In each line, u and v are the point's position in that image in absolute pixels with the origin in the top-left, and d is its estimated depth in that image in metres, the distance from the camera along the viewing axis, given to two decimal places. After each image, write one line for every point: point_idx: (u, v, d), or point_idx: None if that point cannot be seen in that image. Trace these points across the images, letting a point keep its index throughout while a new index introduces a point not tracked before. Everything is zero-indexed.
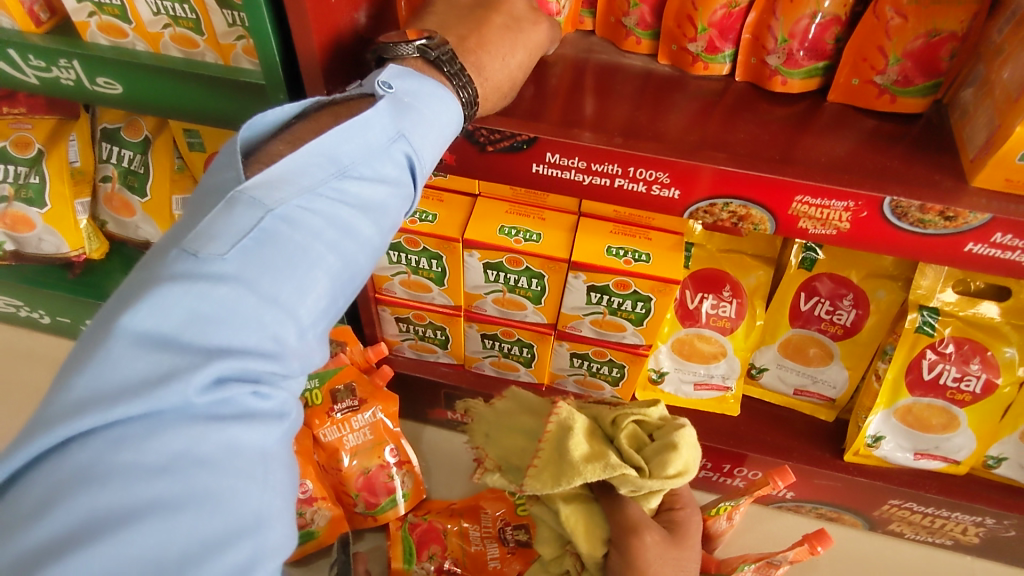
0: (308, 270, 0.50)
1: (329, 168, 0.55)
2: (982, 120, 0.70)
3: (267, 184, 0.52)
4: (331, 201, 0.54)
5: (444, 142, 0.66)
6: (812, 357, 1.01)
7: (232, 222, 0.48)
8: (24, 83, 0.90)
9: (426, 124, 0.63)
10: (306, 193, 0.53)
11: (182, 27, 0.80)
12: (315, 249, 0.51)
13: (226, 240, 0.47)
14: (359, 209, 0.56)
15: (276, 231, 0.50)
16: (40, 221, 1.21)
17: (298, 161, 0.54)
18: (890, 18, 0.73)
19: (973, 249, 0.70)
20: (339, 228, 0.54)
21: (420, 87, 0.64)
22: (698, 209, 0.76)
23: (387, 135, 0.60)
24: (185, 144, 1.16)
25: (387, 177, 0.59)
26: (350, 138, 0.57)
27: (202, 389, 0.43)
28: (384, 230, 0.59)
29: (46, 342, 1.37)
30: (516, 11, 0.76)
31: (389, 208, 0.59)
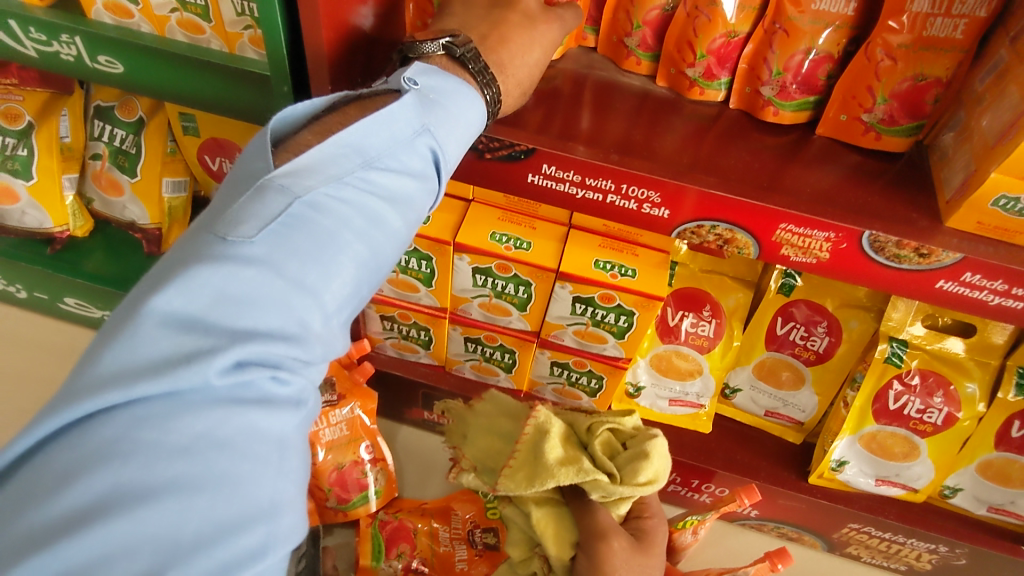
0: (335, 259, 0.51)
1: (358, 160, 0.57)
2: (959, 164, 0.73)
3: (296, 173, 0.53)
4: (360, 191, 0.56)
5: (467, 140, 0.68)
6: (784, 380, 1.04)
7: (263, 210, 0.50)
8: (22, 56, 0.90)
9: (450, 121, 0.65)
10: (334, 182, 0.54)
11: (190, 12, 0.80)
12: (343, 237, 0.52)
13: (257, 227, 0.49)
14: (388, 199, 0.58)
15: (305, 221, 0.51)
16: (25, 193, 1.20)
17: (327, 151, 0.55)
18: (880, 60, 0.76)
19: (944, 286, 0.73)
20: (368, 217, 0.55)
21: (450, 84, 0.67)
22: (686, 230, 0.78)
23: (413, 129, 0.62)
24: (179, 127, 1.15)
25: (416, 168, 0.61)
26: (378, 131, 0.59)
27: (224, 372, 0.43)
28: (412, 221, 0.60)
29: (20, 318, 1.34)
30: (533, 8, 0.76)
31: (416, 199, 0.61)
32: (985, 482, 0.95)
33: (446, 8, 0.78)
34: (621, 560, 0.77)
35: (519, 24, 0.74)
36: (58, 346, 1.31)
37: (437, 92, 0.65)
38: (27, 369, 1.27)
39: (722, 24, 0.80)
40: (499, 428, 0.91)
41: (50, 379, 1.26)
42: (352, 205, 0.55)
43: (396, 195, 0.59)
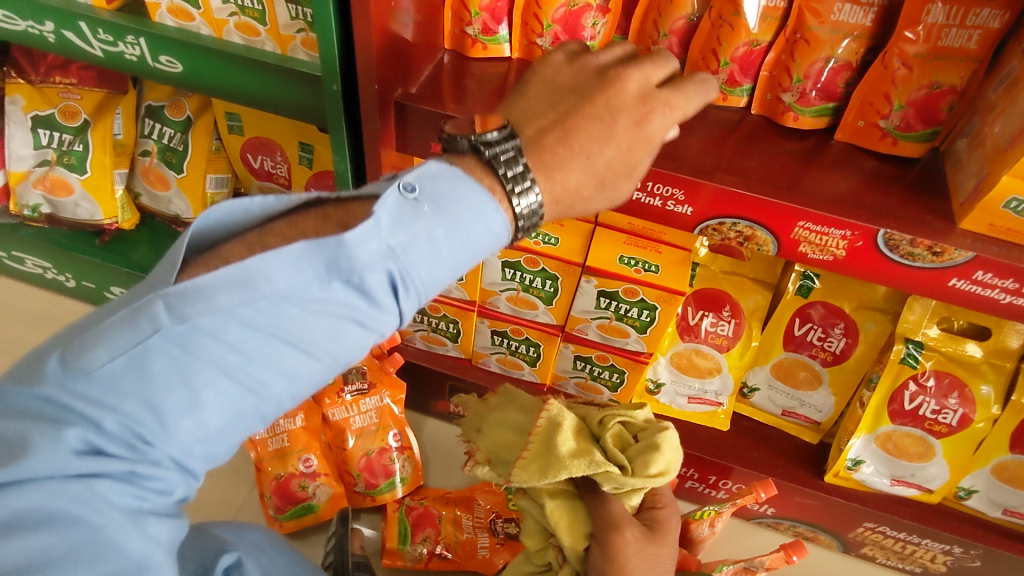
0: (197, 389, 0.48)
1: (273, 284, 0.50)
2: (972, 168, 0.76)
3: (190, 292, 0.48)
4: (255, 326, 0.50)
5: (453, 269, 0.57)
6: (801, 380, 1.06)
7: (127, 331, 0.47)
8: (89, 55, 0.97)
9: (437, 239, 0.55)
10: (223, 313, 0.48)
11: (247, 16, 0.87)
12: (213, 372, 0.49)
13: (112, 350, 0.47)
14: (295, 338, 0.51)
15: (166, 351, 0.48)
16: (79, 186, 1.27)
17: (238, 273, 0.49)
18: (896, 69, 0.80)
19: (957, 284, 0.76)
20: (259, 352, 0.50)
21: (447, 190, 0.56)
22: (708, 227, 0.82)
23: (367, 254, 0.52)
24: (225, 126, 1.23)
25: (351, 301, 0.53)
26: (311, 256, 0.51)
27: (69, 462, 0.45)
28: (332, 354, 0.53)
29: (67, 306, 1.41)
30: (618, 100, 0.61)
31: (345, 335, 0.53)
32: (1000, 484, 0.97)
33: (519, 86, 0.66)
34: (634, 553, 0.76)
35: (595, 122, 0.60)
36: None
37: (424, 206, 0.55)
38: None
39: (746, 33, 0.85)
40: (512, 420, 0.88)
41: None
42: (233, 343, 0.49)
43: (314, 336, 0.52)
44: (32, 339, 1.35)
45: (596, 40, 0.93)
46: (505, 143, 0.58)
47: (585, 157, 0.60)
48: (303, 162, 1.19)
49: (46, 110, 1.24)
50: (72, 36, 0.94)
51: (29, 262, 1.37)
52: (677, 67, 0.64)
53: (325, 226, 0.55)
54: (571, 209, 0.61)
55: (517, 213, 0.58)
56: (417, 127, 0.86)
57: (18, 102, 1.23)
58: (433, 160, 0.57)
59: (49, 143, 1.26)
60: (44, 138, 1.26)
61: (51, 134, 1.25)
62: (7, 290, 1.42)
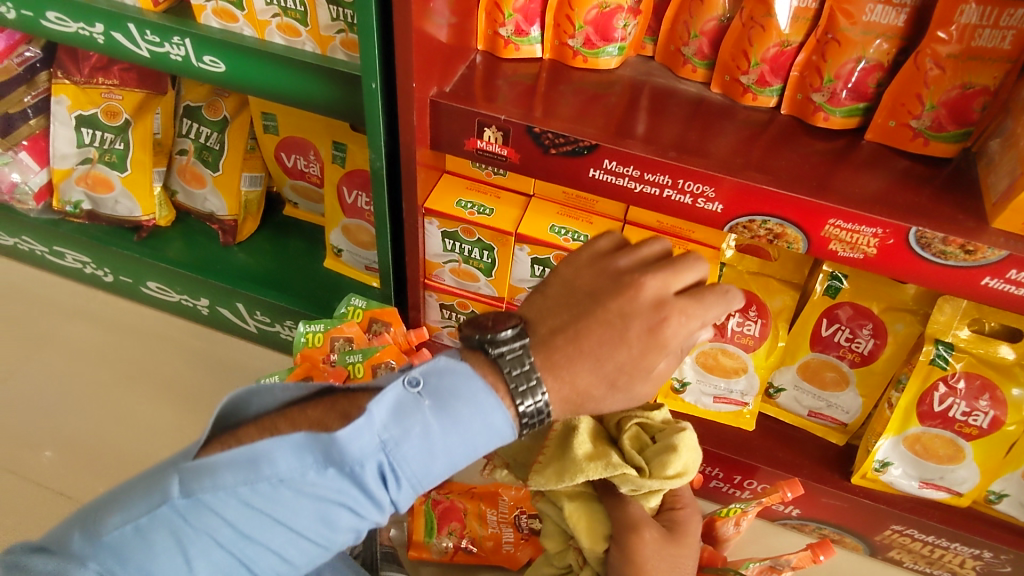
0: (194, 547, 0.55)
1: (274, 469, 0.55)
2: (1006, 168, 0.77)
3: (201, 467, 0.55)
4: (253, 505, 0.55)
5: (448, 462, 0.59)
6: (828, 381, 1.06)
7: (147, 494, 0.55)
8: (135, 56, 1.00)
9: (437, 435, 0.58)
10: (226, 490, 0.54)
11: (289, 17, 0.90)
12: (211, 539, 0.55)
13: (132, 511, 0.54)
14: (289, 520, 0.56)
15: (172, 514, 0.54)
16: (120, 184, 1.31)
17: (246, 454, 0.55)
18: (929, 69, 0.80)
19: (989, 283, 0.76)
20: (256, 522, 0.55)
21: (449, 386, 0.59)
22: (738, 224, 0.83)
23: (363, 447, 0.56)
24: (260, 126, 1.27)
25: (340, 487, 0.56)
26: (308, 450, 0.56)
27: None
28: (324, 533, 0.57)
29: (105, 300, 1.46)
30: (633, 305, 0.60)
31: (336, 518, 0.57)
32: None
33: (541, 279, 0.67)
34: (652, 552, 0.75)
35: (606, 327, 0.60)
36: (138, 327, 1.42)
37: (424, 401, 0.58)
38: (111, 348, 1.38)
39: (776, 34, 0.86)
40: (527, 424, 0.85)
41: (130, 357, 1.37)
42: (229, 519, 0.55)
43: (316, 513, 0.57)
44: (70, 332, 1.40)
45: (626, 41, 0.95)
46: (514, 344, 0.60)
47: (594, 359, 0.59)
48: (337, 161, 1.20)
49: (90, 109, 1.28)
50: (120, 37, 0.98)
51: (69, 257, 1.42)
52: (704, 272, 0.62)
53: (338, 417, 0.60)
54: (582, 407, 0.61)
55: (522, 413, 0.59)
56: (451, 125, 0.88)
57: (63, 102, 1.27)
58: (441, 355, 0.61)
59: (92, 142, 1.30)
60: (87, 136, 1.30)
61: (94, 133, 1.29)
62: (47, 285, 1.47)
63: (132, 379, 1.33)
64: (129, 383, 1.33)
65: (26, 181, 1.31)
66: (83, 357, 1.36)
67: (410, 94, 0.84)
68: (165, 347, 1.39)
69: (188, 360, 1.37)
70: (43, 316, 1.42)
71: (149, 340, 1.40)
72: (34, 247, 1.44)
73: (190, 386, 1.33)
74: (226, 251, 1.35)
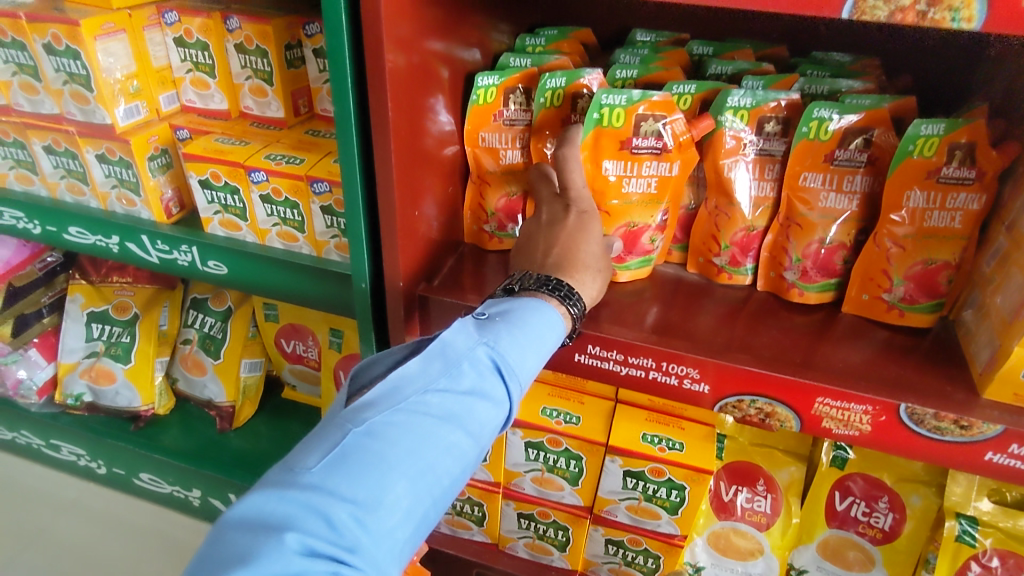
0: (388, 472, 0.58)
1: (410, 388, 0.65)
2: (984, 339, 0.78)
3: (360, 407, 0.63)
4: (415, 412, 0.63)
5: (529, 352, 0.71)
6: (852, 560, 0.98)
7: (324, 442, 0.59)
8: (144, 261, 1.06)
9: (514, 334, 0.71)
10: (386, 413, 0.62)
11: (288, 226, 0.96)
12: (395, 455, 0.59)
13: (318, 454, 0.58)
14: (443, 417, 0.64)
15: (359, 443, 0.59)
16: (122, 375, 1.33)
17: (388, 386, 0.65)
18: (889, 248, 0.84)
19: (993, 458, 0.74)
20: (374, 471, 0.57)
21: (512, 308, 0.74)
22: (727, 403, 0.82)
23: (475, 353, 0.69)
24: (262, 315, 1.32)
25: (483, 386, 0.68)
26: (431, 362, 0.67)
27: (299, 552, 0.51)
28: (432, 482, 0.61)
29: (97, 493, 1.42)
30: None
31: (437, 461, 0.61)
32: None
33: None
34: None
35: None
36: (127, 521, 1.37)
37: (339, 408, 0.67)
38: (96, 546, 1.32)
39: (741, 220, 0.91)
40: None
41: None
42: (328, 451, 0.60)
43: (452, 408, 0.65)
44: None
45: (653, 253, 0.95)
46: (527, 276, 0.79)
47: None
48: (333, 346, 1.23)
49: (101, 306, 1.34)
50: (132, 246, 1.05)
51: (65, 450, 1.41)
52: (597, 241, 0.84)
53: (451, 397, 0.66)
54: None
55: (571, 312, 0.77)
56: (439, 315, 0.91)
57: (77, 299, 1.34)
58: (507, 326, 0.71)
59: (99, 336, 1.34)
60: (96, 331, 1.35)
61: (103, 327, 1.34)
62: (40, 479, 1.45)
63: None
64: None
65: (31, 377, 1.33)
66: None
67: (398, 292, 0.88)
68: (152, 543, 1.33)
69: (173, 558, 1.30)
70: (30, 514, 1.38)
71: (135, 536, 1.34)
72: (30, 441, 1.43)
73: None
74: (222, 438, 1.34)
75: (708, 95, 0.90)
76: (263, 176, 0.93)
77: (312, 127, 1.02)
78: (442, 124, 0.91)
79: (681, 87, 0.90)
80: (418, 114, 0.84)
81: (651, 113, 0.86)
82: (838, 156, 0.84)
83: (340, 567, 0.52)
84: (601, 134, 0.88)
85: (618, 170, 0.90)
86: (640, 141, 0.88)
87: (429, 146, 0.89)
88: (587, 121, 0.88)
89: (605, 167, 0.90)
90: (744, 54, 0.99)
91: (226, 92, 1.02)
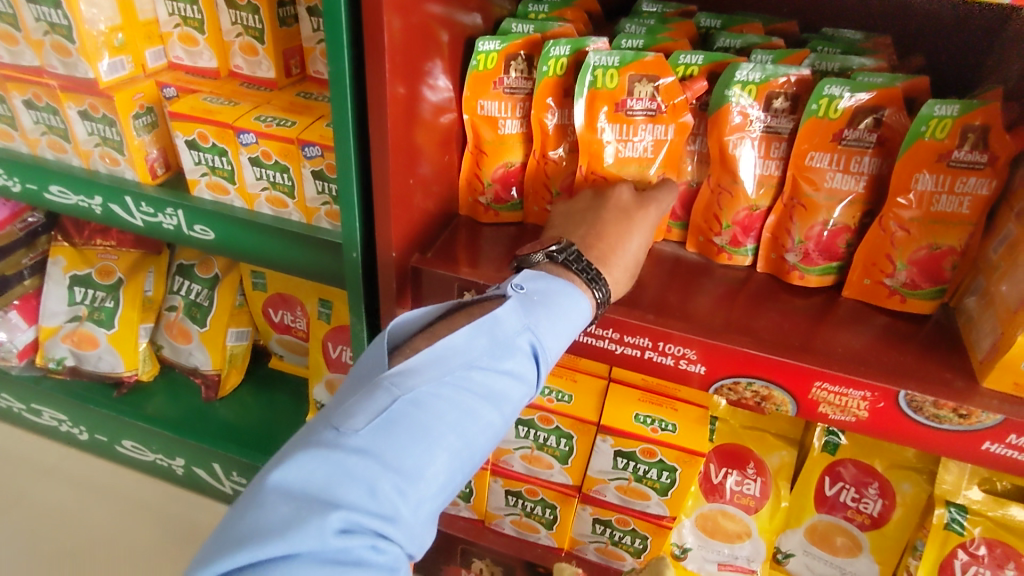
0: (430, 448, 0.57)
1: (455, 358, 0.63)
2: (986, 328, 0.76)
3: (405, 372, 0.61)
4: (458, 387, 0.62)
5: (565, 335, 0.71)
6: (840, 546, 0.98)
7: (369, 405, 0.58)
8: (129, 224, 1.03)
9: (554, 318, 0.70)
10: (432, 383, 0.61)
11: (278, 190, 0.93)
12: (438, 431, 0.59)
13: (363, 418, 0.57)
14: (483, 393, 0.64)
15: (402, 414, 0.58)
16: (105, 340, 1.30)
17: (436, 352, 0.63)
18: (894, 232, 0.82)
19: (990, 448, 0.73)
20: (418, 445, 0.57)
21: (549, 287, 0.72)
22: (723, 385, 0.81)
23: (516, 332, 0.68)
24: (249, 283, 1.29)
25: (521, 366, 0.67)
26: (479, 335, 0.65)
27: (340, 527, 0.51)
28: (469, 458, 0.61)
29: (79, 460, 1.40)
30: None
31: (474, 438, 0.61)
32: None
33: None
34: None
35: None
36: (110, 488, 1.35)
37: (381, 359, 0.66)
38: (76, 512, 1.31)
39: (744, 199, 0.89)
40: None
41: (95, 523, 1.29)
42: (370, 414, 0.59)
43: (493, 386, 0.65)
44: (34, 496, 1.33)
45: None
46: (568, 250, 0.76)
47: None
48: (322, 317, 1.20)
49: (84, 269, 1.31)
50: (116, 207, 1.02)
51: (46, 415, 1.38)
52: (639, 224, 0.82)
53: (492, 373, 0.65)
54: None
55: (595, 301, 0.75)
56: (432, 287, 0.88)
57: (59, 262, 1.31)
58: (551, 305, 0.70)
59: (82, 300, 1.31)
60: (79, 295, 1.31)
61: (86, 291, 1.31)
62: (20, 443, 1.43)
63: (95, 549, 1.25)
64: (91, 553, 1.25)
65: (11, 340, 1.30)
66: (47, 524, 1.28)
67: (390, 262, 0.86)
68: (134, 511, 1.31)
69: (156, 527, 1.29)
70: (10, 479, 1.36)
71: (117, 504, 1.33)
72: (10, 404, 1.41)
73: (157, 557, 1.24)
74: (208, 406, 1.32)
75: (713, 68, 0.87)
76: (252, 137, 0.90)
77: (304, 89, 0.98)
78: (440, 90, 0.88)
79: (688, 57, 0.87)
80: (415, 78, 0.80)
81: (642, 74, 0.86)
82: (847, 135, 0.81)
83: (380, 539, 0.53)
84: (597, 96, 0.88)
85: (614, 134, 0.89)
86: (634, 103, 0.87)
87: (426, 113, 0.86)
88: (581, 83, 0.87)
89: (601, 131, 0.89)
90: (754, 28, 0.96)
91: (214, 49, 0.97)
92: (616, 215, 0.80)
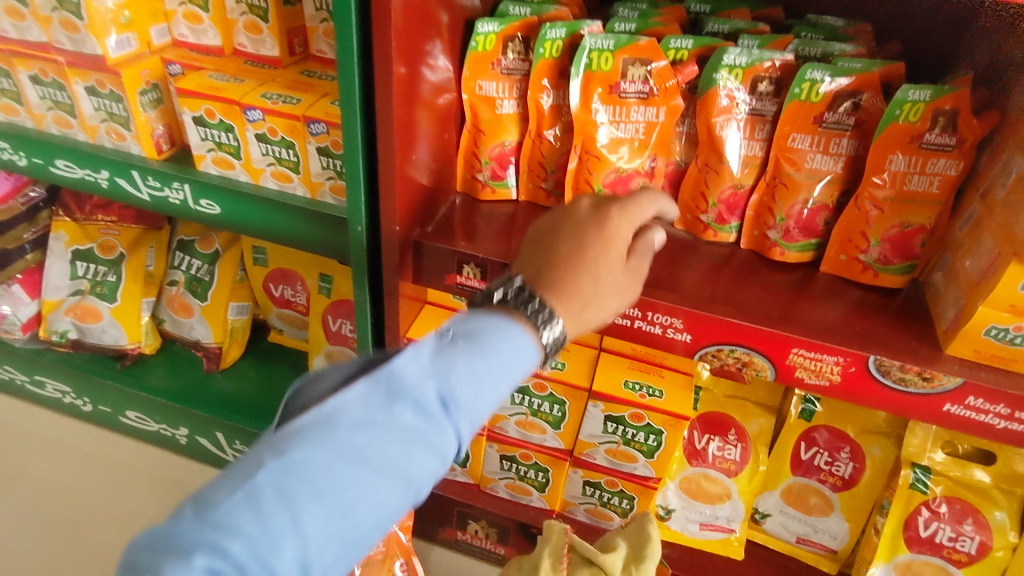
0: (316, 507, 0.47)
1: (348, 409, 0.51)
2: (951, 300, 0.82)
3: (291, 428, 0.50)
4: (345, 452, 0.49)
5: (486, 385, 0.55)
6: (813, 506, 1.05)
7: (244, 463, 0.48)
8: (135, 198, 1.06)
9: (473, 360, 0.55)
10: (318, 440, 0.49)
11: (283, 166, 0.96)
12: (326, 491, 0.47)
13: (232, 480, 0.46)
14: (375, 459, 0.50)
15: (282, 472, 0.47)
16: (108, 314, 1.33)
17: (324, 406, 0.51)
18: (869, 210, 0.87)
19: (951, 409, 0.80)
20: (298, 504, 0.46)
21: (480, 327, 0.57)
22: (707, 353, 0.86)
23: (421, 380, 0.53)
24: (250, 259, 1.32)
25: (418, 421, 0.52)
26: (375, 389, 0.53)
27: None
28: (359, 543, 0.49)
29: (82, 431, 1.44)
30: None
31: (365, 502, 0.48)
32: None
33: None
34: None
35: None
36: (113, 458, 1.39)
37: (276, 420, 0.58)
38: (81, 481, 1.34)
39: (730, 178, 0.93)
40: (613, 543, 0.91)
41: (99, 491, 1.33)
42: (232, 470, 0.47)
43: (389, 451, 0.50)
44: (38, 466, 1.36)
45: None
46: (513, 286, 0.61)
47: None
48: (322, 291, 1.24)
49: (85, 244, 1.33)
50: (123, 182, 1.04)
51: (49, 387, 1.41)
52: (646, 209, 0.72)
53: (385, 438, 0.51)
54: None
55: (544, 344, 0.59)
56: (432, 260, 0.93)
57: (61, 237, 1.33)
58: (466, 347, 0.55)
59: (84, 274, 1.34)
60: (80, 269, 1.34)
61: (88, 266, 1.33)
62: (23, 414, 1.46)
63: (98, 517, 1.29)
64: (97, 519, 1.29)
65: (15, 313, 1.33)
66: (53, 492, 1.32)
67: (394, 236, 0.90)
68: (138, 480, 1.35)
69: (159, 494, 1.33)
70: (13, 450, 1.39)
71: (120, 473, 1.36)
72: (13, 377, 1.44)
73: (162, 522, 1.28)
74: (209, 378, 1.36)
75: (703, 52, 0.91)
76: (259, 114, 0.92)
77: (307, 68, 1.01)
78: (440, 71, 0.92)
79: (678, 42, 0.91)
80: (417, 59, 0.84)
81: (636, 58, 0.90)
82: (827, 118, 0.86)
83: None
84: (592, 79, 0.92)
85: (608, 116, 0.94)
86: (626, 85, 0.92)
87: (427, 93, 0.89)
88: (577, 65, 0.91)
89: (595, 111, 0.93)
90: (741, 13, 1.00)
91: (218, 27, 1.00)
92: (569, 226, 0.66)
